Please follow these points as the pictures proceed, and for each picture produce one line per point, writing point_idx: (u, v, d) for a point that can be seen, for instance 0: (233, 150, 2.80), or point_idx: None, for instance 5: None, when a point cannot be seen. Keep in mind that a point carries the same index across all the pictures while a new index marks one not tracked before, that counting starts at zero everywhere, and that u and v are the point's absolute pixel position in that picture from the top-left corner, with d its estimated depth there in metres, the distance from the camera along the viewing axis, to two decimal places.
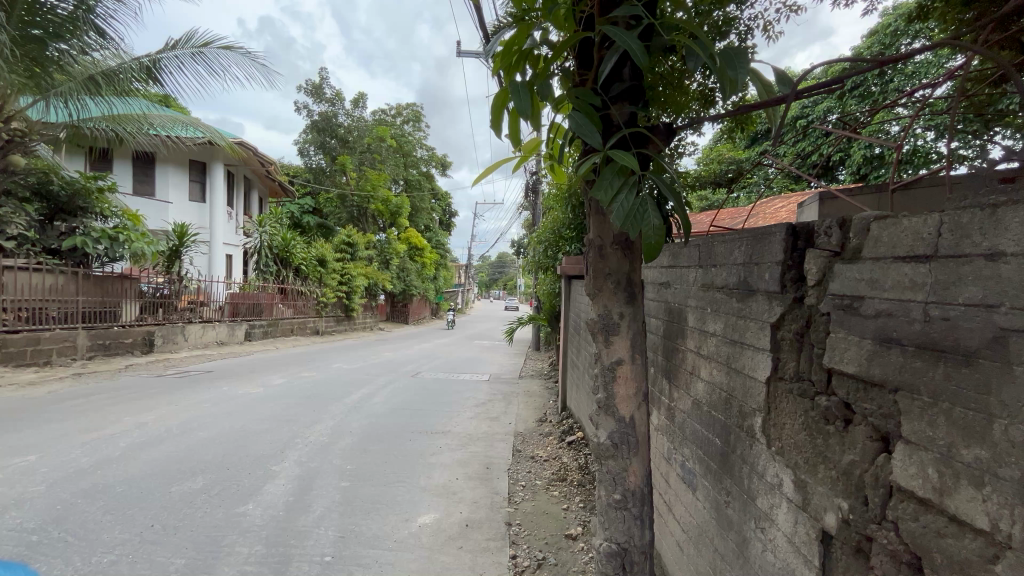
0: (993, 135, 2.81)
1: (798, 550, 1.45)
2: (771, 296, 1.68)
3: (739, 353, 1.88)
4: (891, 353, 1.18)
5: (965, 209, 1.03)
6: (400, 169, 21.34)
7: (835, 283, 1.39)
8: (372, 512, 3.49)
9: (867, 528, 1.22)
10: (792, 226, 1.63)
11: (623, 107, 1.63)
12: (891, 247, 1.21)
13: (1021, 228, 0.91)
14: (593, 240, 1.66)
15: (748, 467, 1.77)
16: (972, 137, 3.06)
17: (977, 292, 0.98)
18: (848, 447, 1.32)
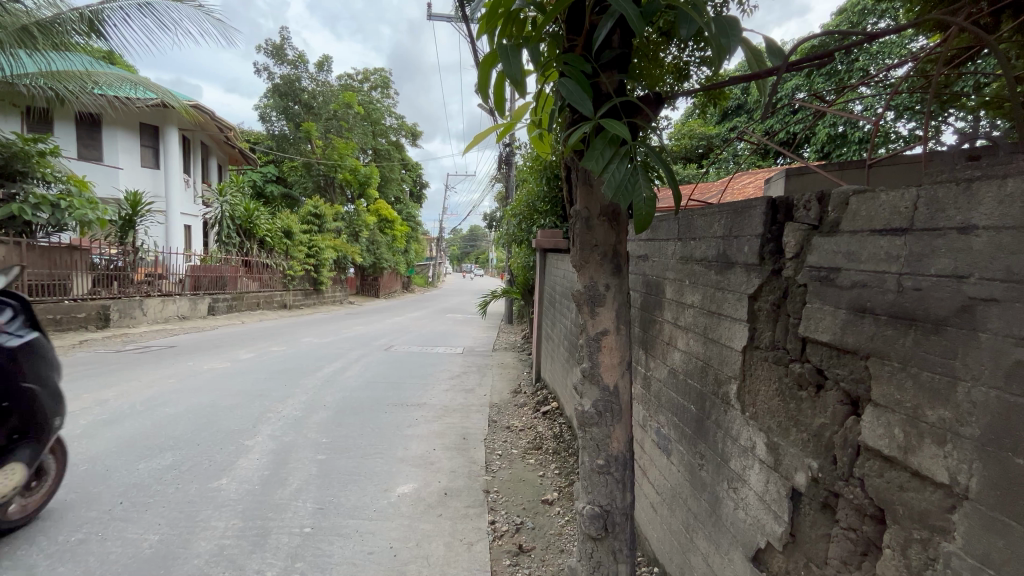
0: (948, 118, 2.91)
1: (769, 507, 1.54)
2: (749, 269, 1.73)
3: (715, 324, 1.94)
4: (865, 322, 1.24)
5: (941, 184, 1.07)
6: (368, 137, 20.68)
7: (813, 255, 1.43)
8: (350, 483, 3.50)
9: (835, 485, 1.31)
10: (771, 201, 1.67)
11: (612, 75, 1.61)
12: (870, 221, 1.25)
13: (995, 206, 0.95)
14: (580, 211, 1.65)
15: (722, 431, 1.85)
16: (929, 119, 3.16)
17: (950, 263, 1.03)
18: (819, 411, 1.40)
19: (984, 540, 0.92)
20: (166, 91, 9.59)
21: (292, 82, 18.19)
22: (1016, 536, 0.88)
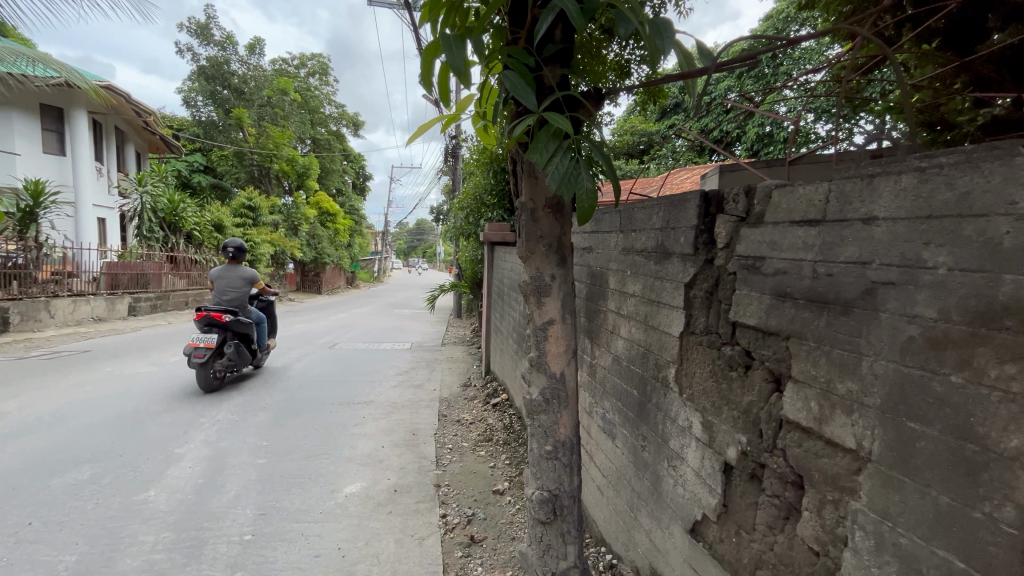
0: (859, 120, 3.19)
1: (704, 481, 1.65)
2: (685, 258, 1.83)
3: (655, 311, 2.04)
4: (785, 306, 1.35)
5: (848, 178, 1.18)
6: (306, 126, 19.73)
7: (741, 245, 1.54)
8: (293, 486, 3.37)
9: (761, 456, 1.42)
10: (704, 194, 1.77)
11: (555, 70, 1.64)
12: (789, 213, 1.36)
13: (893, 198, 1.07)
14: (526, 203, 1.67)
15: (662, 413, 1.95)
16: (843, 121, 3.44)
17: (856, 251, 1.14)
18: (747, 389, 1.51)
19: (885, 496, 1.04)
20: (70, 69, 8.66)
21: (220, 64, 16.97)
22: (910, 490, 0.99)
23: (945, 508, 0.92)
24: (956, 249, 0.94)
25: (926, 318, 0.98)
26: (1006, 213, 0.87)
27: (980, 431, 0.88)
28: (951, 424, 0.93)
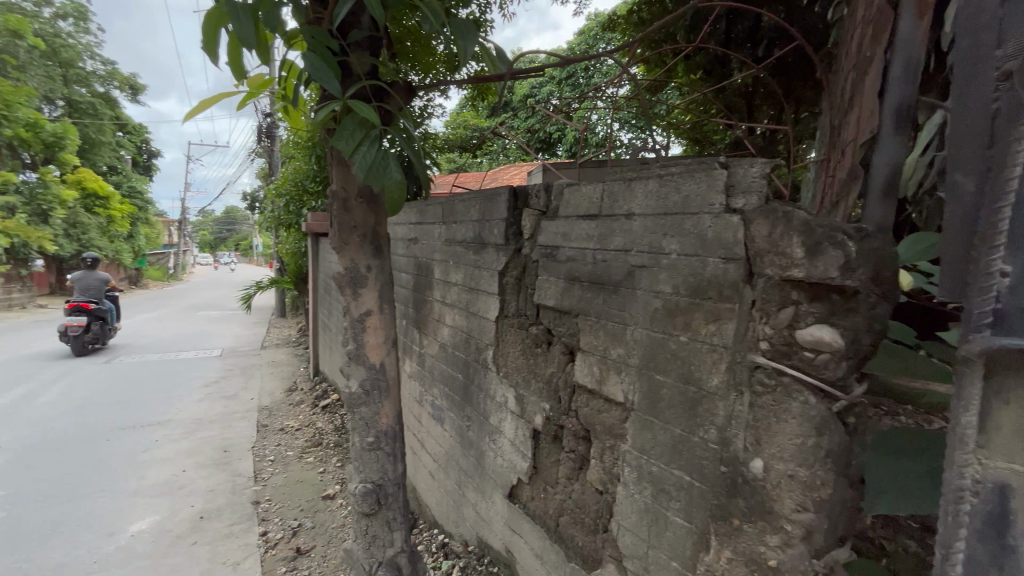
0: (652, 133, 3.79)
1: (518, 449, 1.83)
2: (498, 248, 1.98)
3: (475, 298, 2.17)
4: (574, 288, 1.57)
5: (616, 180, 1.44)
6: (57, 83, 15.39)
7: (542, 236, 1.74)
8: (52, 538, 2.69)
9: (560, 419, 1.63)
10: (512, 189, 1.94)
11: (363, 57, 1.60)
12: (576, 208, 1.59)
13: (644, 198, 1.34)
14: (337, 191, 1.61)
15: (484, 393, 2.09)
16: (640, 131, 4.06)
17: (621, 240, 1.40)
18: (549, 362, 1.72)
19: (642, 435, 1.30)
20: None
21: None
22: (656, 427, 1.26)
23: (677, 437, 1.20)
24: (681, 238, 1.23)
25: (664, 293, 1.26)
26: (709, 211, 1.16)
27: (696, 375, 1.17)
28: (680, 372, 1.21)
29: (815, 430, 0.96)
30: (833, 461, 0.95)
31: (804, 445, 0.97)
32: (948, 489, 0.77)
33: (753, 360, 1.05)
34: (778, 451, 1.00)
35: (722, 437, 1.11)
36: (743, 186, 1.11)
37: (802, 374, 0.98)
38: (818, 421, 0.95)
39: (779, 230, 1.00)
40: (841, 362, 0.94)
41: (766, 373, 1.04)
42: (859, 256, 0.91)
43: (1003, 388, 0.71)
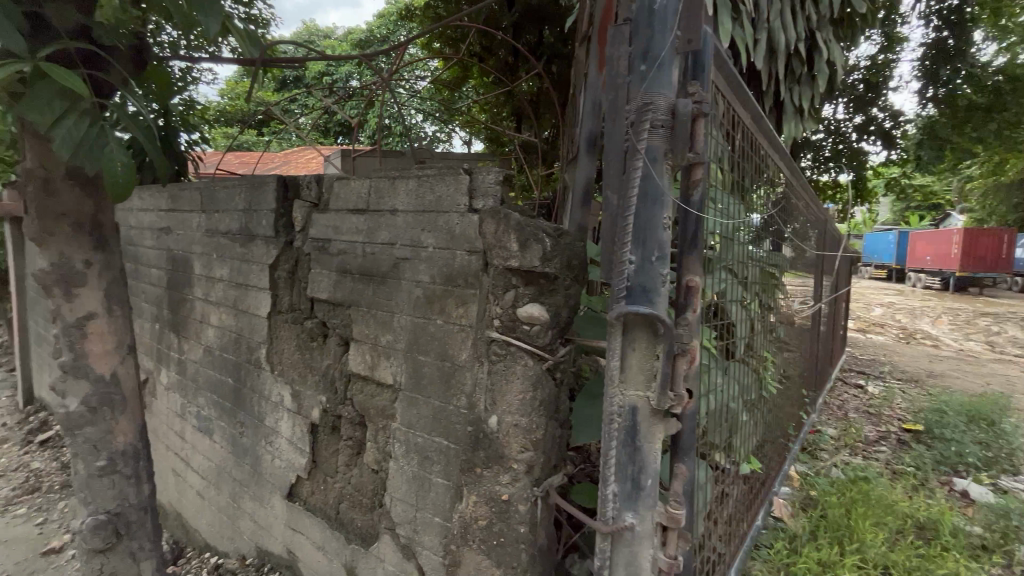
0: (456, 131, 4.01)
1: (295, 446, 1.80)
2: (267, 241, 1.89)
3: (243, 295, 2.02)
4: (346, 281, 1.64)
5: (381, 178, 1.55)
6: None
7: (313, 229, 1.75)
8: None
9: (337, 408, 1.68)
10: (282, 179, 1.88)
11: (67, 12, 1.32)
12: (345, 202, 1.65)
13: (405, 196, 1.49)
14: (32, 169, 1.33)
15: (257, 394, 1.97)
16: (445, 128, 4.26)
17: (387, 234, 1.53)
18: (325, 355, 1.74)
19: (409, 411, 1.45)
20: None
21: None
22: (420, 402, 1.43)
23: (437, 408, 1.39)
24: (436, 233, 1.41)
25: (424, 282, 1.44)
26: (457, 210, 1.36)
27: (450, 352, 1.37)
28: (438, 350, 1.40)
29: (531, 386, 1.23)
30: (543, 408, 1.23)
31: (525, 398, 1.23)
32: (606, 414, 1.11)
33: (489, 335, 1.28)
34: (507, 406, 1.25)
35: (470, 402, 1.32)
36: (481, 190, 1.33)
37: (523, 343, 1.24)
38: (534, 378, 1.23)
39: (501, 228, 1.23)
40: (548, 331, 1.22)
41: (499, 345, 1.27)
42: (553, 249, 1.19)
43: (631, 336, 1.07)
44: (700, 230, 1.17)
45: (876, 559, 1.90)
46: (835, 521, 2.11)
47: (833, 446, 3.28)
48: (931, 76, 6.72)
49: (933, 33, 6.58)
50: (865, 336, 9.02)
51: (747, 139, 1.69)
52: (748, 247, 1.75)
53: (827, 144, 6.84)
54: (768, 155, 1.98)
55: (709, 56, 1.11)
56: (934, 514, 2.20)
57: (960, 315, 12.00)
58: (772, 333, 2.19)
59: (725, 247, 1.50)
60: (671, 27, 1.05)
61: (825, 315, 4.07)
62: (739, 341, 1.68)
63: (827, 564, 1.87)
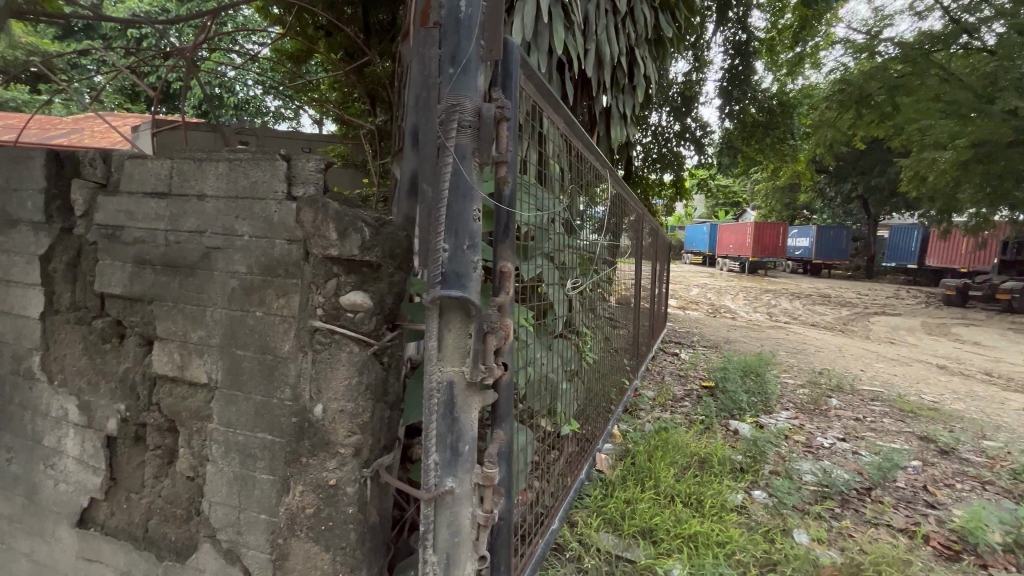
0: (303, 108, 3.79)
1: (87, 465, 1.58)
2: (36, 228, 1.60)
3: (4, 292, 1.67)
4: (145, 273, 1.48)
5: (185, 159, 1.43)
6: None
7: (99, 214, 1.54)
8: None
9: (140, 416, 1.51)
10: (53, 152, 1.59)
11: None
12: (141, 184, 1.48)
13: (215, 180, 1.40)
14: None
15: (29, 411, 1.66)
16: (291, 103, 3.99)
17: (194, 222, 1.42)
18: (122, 357, 1.55)
19: (227, 410, 1.40)
20: None
21: None
22: (240, 399, 1.38)
23: (259, 403, 1.36)
24: (251, 221, 1.36)
25: (241, 273, 1.38)
26: (274, 197, 1.33)
27: (272, 344, 1.35)
28: (258, 343, 1.36)
29: (357, 371, 1.27)
30: (369, 392, 1.29)
31: (351, 383, 1.27)
32: (427, 390, 1.19)
33: (312, 324, 1.28)
34: (332, 394, 1.27)
35: (295, 393, 1.32)
36: (301, 178, 1.31)
37: (345, 331, 1.26)
38: (359, 363, 1.27)
39: (320, 217, 1.24)
40: (372, 317, 1.26)
41: (323, 334, 1.28)
42: (373, 238, 1.24)
43: (447, 318, 1.17)
44: (511, 222, 1.30)
45: (667, 490, 2.34)
46: (641, 465, 2.52)
47: (649, 405, 3.89)
48: (727, 96, 8.20)
49: (728, 60, 7.95)
50: (683, 312, 10.69)
51: (567, 144, 1.91)
52: (567, 237, 1.98)
53: (653, 147, 7.88)
54: (589, 159, 2.25)
55: (513, 66, 1.24)
56: (711, 449, 2.77)
57: (751, 292, 14.91)
58: (594, 311, 2.49)
59: (542, 236, 1.69)
60: (475, 36, 1.16)
61: (647, 295, 4.74)
62: (558, 319, 1.89)
63: (633, 501, 2.24)
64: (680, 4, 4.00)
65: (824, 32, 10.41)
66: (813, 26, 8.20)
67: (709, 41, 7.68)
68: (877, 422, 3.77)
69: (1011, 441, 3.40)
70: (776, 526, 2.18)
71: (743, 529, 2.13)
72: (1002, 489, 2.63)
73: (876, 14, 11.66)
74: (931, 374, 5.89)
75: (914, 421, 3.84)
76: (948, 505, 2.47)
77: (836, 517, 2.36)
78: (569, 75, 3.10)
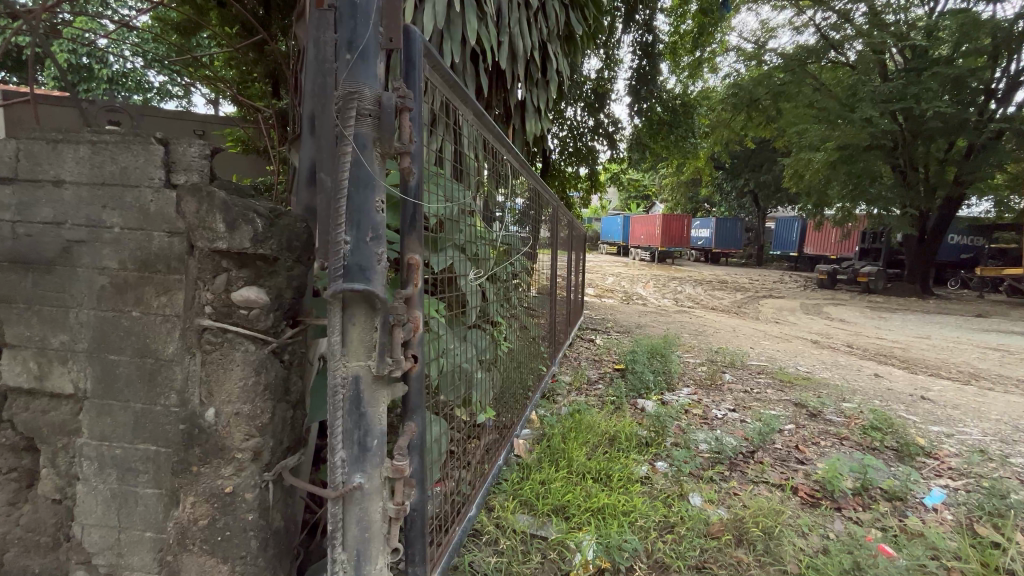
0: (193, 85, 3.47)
1: None
2: None
3: None
4: None
5: (34, 139, 1.25)
6: None
7: None
8: None
9: None
10: None
11: None
12: None
13: (75, 165, 1.24)
14: None
15: None
16: (180, 79, 3.63)
17: (50, 212, 1.26)
18: None
19: (99, 422, 1.27)
20: None
21: None
22: (116, 409, 1.26)
23: (140, 412, 1.25)
24: (123, 212, 1.23)
25: (111, 269, 1.24)
26: (149, 184, 1.21)
27: (152, 346, 1.23)
28: (135, 347, 1.24)
29: (254, 370, 1.19)
30: (270, 392, 1.22)
31: (247, 384, 1.19)
32: (330, 388, 1.14)
33: (200, 323, 1.19)
34: (226, 396, 1.19)
35: (182, 398, 1.23)
36: (182, 164, 1.21)
37: (238, 329, 1.18)
38: (256, 363, 1.20)
39: (204, 208, 1.14)
40: (268, 314, 1.19)
41: (212, 333, 1.20)
42: (266, 230, 1.17)
43: (351, 313, 1.12)
44: (418, 215, 1.28)
45: (579, 469, 2.47)
46: (556, 447, 2.64)
47: (565, 390, 4.06)
48: (635, 94, 8.63)
49: (637, 60, 8.38)
50: (599, 300, 11.22)
51: (483, 141, 1.91)
52: (481, 230, 1.99)
53: (569, 141, 8.10)
54: (507, 157, 2.28)
55: (417, 56, 1.20)
56: (620, 427, 2.96)
57: (660, 280, 16.00)
58: (510, 301, 2.53)
59: (453, 228, 1.68)
60: (373, 22, 1.11)
61: (564, 284, 4.92)
62: (471, 310, 1.91)
63: (547, 482, 2.34)
64: (589, 3, 4.13)
65: (719, 39, 11.33)
66: (710, 33, 8.88)
67: (618, 41, 8.04)
68: (762, 393, 4.24)
69: (863, 402, 4.00)
70: (674, 492, 2.40)
71: (646, 498, 2.32)
72: (855, 443, 3.09)
73: (762, 26, 12.90)
74: (805, 349, 6.73)
75: (791, 390, 4.37)
76: (814, 460, 2.86)
77: (724, 479, 2.64)
78: (483, 66, 3.09)
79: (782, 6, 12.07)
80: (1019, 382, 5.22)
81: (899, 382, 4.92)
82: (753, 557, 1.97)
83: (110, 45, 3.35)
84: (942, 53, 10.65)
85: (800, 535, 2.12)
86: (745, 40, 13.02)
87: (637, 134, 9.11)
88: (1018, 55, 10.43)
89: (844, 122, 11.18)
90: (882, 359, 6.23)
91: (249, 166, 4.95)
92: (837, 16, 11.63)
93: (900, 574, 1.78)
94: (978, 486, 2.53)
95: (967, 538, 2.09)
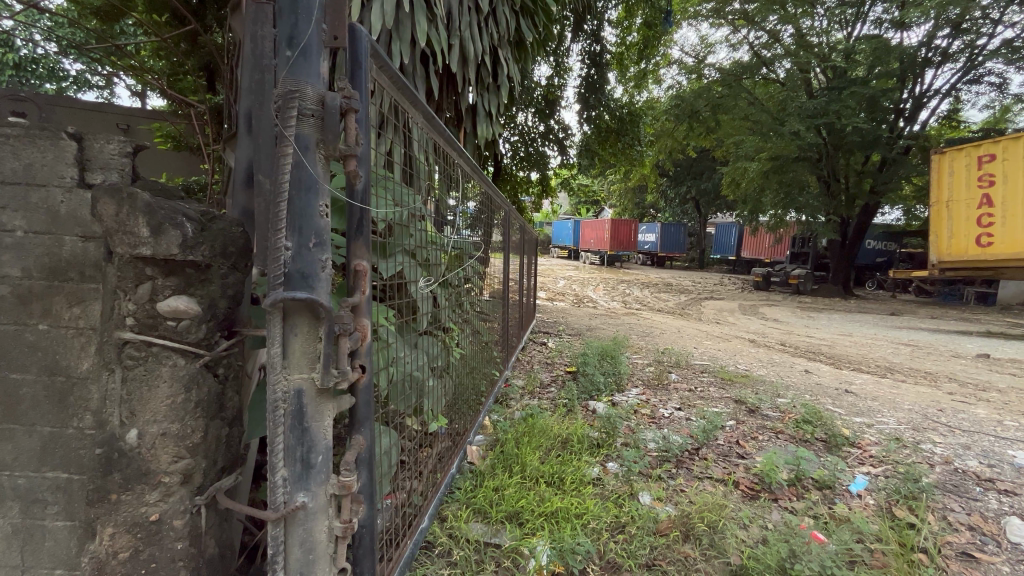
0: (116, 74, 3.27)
1: None
2: None
3: None
4: None
5: None
6: None
7: None
8: None
9: None
10: None
11: None
12: None
13: None
14: None
15: None
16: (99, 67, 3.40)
17: None
18: None
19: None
20: None
21: None
22: (19, 434, 1.14)
23: (48, 436, 1.13)
24: (28, 213, 1.11)
25: (14, 277, 1.12)
26: (60, 184, 1.10)
27: (63, 363, 1.13)
28: (43, 364, 1.13)
29: (184, 387, 1.10)
30: (202, 410, 1.13)
31: (175, 403, 1.10)
32: (270, 403, 1.07)
33: (120, 337, 1.09)
34: (151, 416, 1.09)
35: (98, 420, 1.12)
36: (98, 162, 1.11)
37: (166, 342, 1.09)
38: (185, 379, 1.11)
39: (125, 211, 1.04)
40: (200, 325, 1.11)
41: (134, 347, 1.09)
42: (197, 235, 1.08)
43: (292, 324, 1.05)
44: (365, 218, 1.22)
45: (532, 473, 2.48)
46: (509, 452, 2.64)
47: (518, 394, 4.07)
48: (584, 101, 8.83)
49: (586, 68, 8.58)
50: (551, 304, 11.32)
51: (434, 145, 1.89)
52: (433, 234, 1.95)
53: (520, 146, 8.14)
54: (458, 162, 2.26)
55: (363, 57, 1.15)
56: (572, 429, 3.00)
57: (608, 283, 16.43)
58: (462, 306, 2.50)
59: (403, 233, 1.64)
60: (316, 18, 1.05)
61: (516, 287, 4.94)
62: (422, 317, 1.86)
63: (500, 488, 2.33)
64: (539, 11, 4.18)
65: (662, 52, 11.83)
66: (655, 46, 9.27)
67: (568, 49, 8.21)
68: (705, 391, 4.43)
69: (796, 397, 4.26)
70: (624, 492, 2.46)
71: (598, 499, 2.35)
72: (789, 436, 3.29)
73: (702, 41, 13.59)
74: (743, 347, 7.11)
75: (731, 387, 4.60)
76: (753, 454, 3.02)
77: (671, 476, 2.73)
78: (433, 68, 3.06)
79: (719, 24, 12.78)
80: (927, 374, 5.77)
81: (826, 377, 5.31)
82: (699, 551, 2.06)
83: (17, 27, 3.04)
84: (859, 74, 11.65)
85: (743, 526, 2.22)
86: (686, 53, 13.69)
87: (586, 141, 9.32)
88: (921, 79, 11.57)
89: (775, 134, 12.01)
90: (810, 356, 6.67)
91: (182, 164, 4.65)
92: (767, 36, 12.45)
93: (831, 558, 1.90)
94: (894, 471, 2.76)
95: (887, 520, 2.27)
